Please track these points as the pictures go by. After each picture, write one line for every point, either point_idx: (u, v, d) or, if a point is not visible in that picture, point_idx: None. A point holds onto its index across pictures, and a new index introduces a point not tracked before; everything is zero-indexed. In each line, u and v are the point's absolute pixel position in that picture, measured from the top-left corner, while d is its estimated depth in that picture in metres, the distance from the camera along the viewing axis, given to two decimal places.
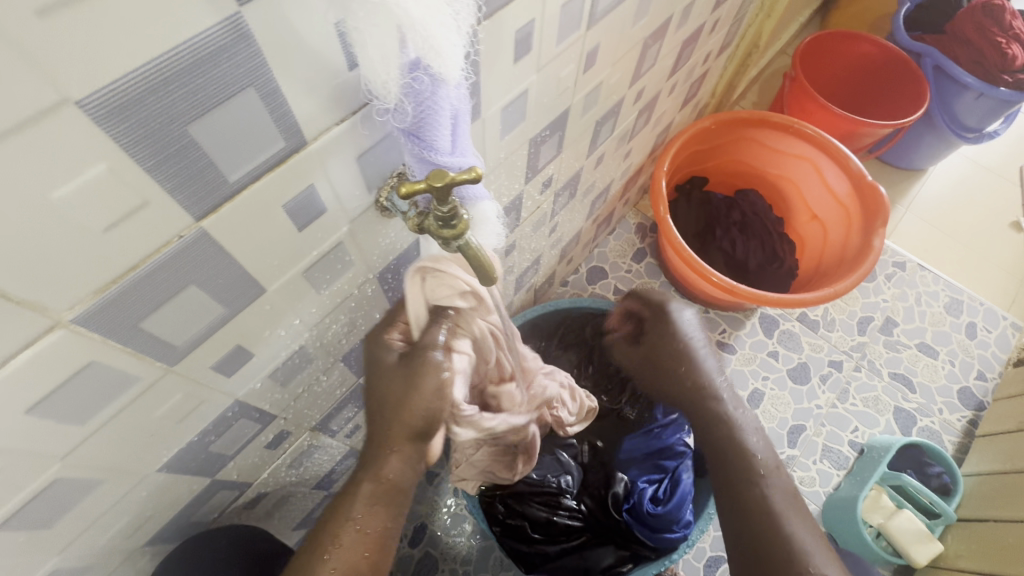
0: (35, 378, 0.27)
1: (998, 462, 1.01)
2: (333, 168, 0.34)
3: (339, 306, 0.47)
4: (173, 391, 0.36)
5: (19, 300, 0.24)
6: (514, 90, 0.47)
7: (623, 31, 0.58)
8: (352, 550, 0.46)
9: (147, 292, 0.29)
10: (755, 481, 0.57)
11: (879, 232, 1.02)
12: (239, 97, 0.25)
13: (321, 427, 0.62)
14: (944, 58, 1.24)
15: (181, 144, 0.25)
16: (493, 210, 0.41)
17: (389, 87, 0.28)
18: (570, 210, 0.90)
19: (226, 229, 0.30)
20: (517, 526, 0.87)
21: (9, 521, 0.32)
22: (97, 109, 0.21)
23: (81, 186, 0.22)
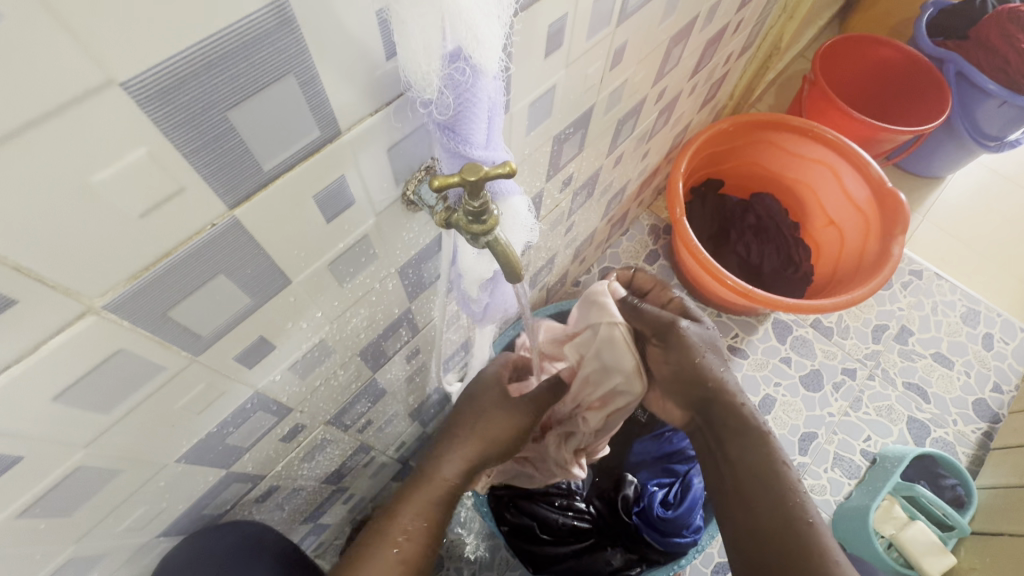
0: (67, 364, 0.27)
1: (1013, 476, 1.00)
2: (364, 160, 0.33)
3: (360, 300, 0.46)
4: (196, 382, 0.35)
5: (54, 284, 0.23)
6: (542, 86, 0.46)
7: (650, 29, 0.57)
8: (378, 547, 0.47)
9: (178, 280, 0.28)
10: (792, 489, 0.51)
11: (898, 240, 1.00)
12: (279, 84, 0.25)
13: (335, 421, 0.61)
14: (966, 65, 1.23)
15: (220, 131, 0.24)
16: (522, 207, 0.40)
17: (429, 79, 0.28)
18: (587, 209, 0.90)
19: (257, 218, 0.30)
20: (524, 526, 0.86)
21: (31, 508, 0.32)
22: (141, 91, 0.21)
23: (120, 170, 0.22)
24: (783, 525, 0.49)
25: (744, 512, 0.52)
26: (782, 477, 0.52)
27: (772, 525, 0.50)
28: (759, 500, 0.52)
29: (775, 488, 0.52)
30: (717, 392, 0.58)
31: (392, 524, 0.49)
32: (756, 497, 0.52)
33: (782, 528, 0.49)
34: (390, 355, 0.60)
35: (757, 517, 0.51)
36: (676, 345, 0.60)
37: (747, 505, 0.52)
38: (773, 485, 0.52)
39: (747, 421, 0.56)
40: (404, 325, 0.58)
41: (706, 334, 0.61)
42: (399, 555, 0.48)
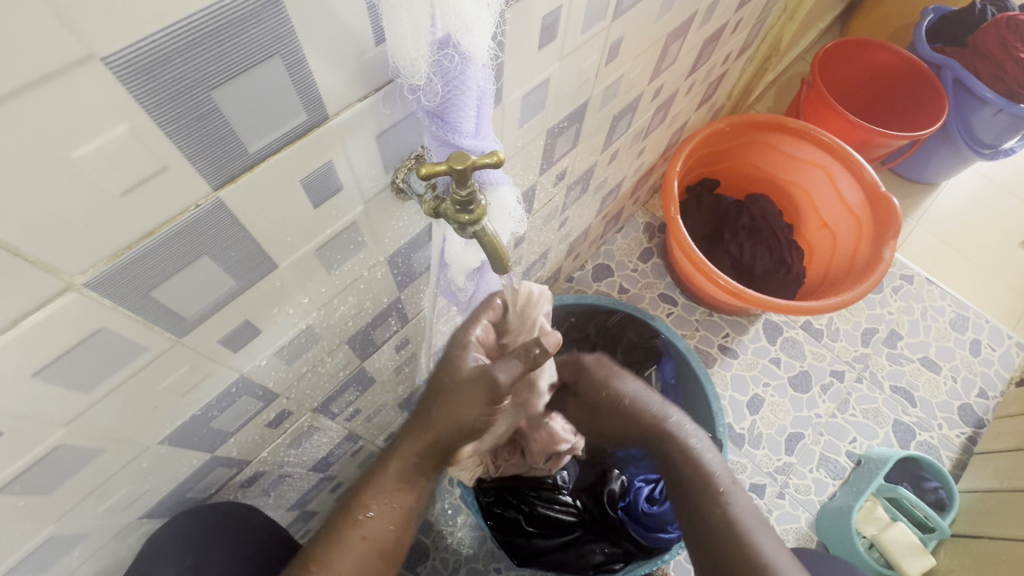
0: (47, 341, 0.27)
1: (995, 480, 1.01)
2: (352, 146, 0.33)
3: (349, 288, 0.46)
4: (179, 364, 0.36)
5: (34, 260, 0.23)
6: (536, 78, 0.46)
7: (646, 25, 0.57)
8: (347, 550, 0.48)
9: (162, 259, 0.28)
10: (716, 502, 0.61)
11: (890, 244, 1.01)
12: (265, 65, 0.25)
13: (322, 409, 0.62)
14: (963, 72, 1.23)
15: (204, 110, 0.24)
16: (511, 197, 0.40)
17: (417, 65, 0.28)
18: (581, 205, 0.90)
19: (242, 201, 0.30)
20: (509, 520, 0.87)
21: (10, 485, 0.32)
22: (123, 66, 0.21)
23: (103, 145, 0.22)
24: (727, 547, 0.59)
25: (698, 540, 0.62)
26: (708, 494, 0.62)
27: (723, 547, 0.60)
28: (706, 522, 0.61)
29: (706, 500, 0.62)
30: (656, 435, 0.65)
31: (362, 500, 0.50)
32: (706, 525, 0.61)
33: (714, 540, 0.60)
34: (379, 344, 0.61)
35: (712, 541, 0.61)
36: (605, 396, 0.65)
37: (704, 534, 0.61)
38: (699, 498, 0.62)
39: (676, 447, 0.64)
40: (393, 314, 0.58)
41: (625, 377, 0.67)
42: (363, 533, 0.49)
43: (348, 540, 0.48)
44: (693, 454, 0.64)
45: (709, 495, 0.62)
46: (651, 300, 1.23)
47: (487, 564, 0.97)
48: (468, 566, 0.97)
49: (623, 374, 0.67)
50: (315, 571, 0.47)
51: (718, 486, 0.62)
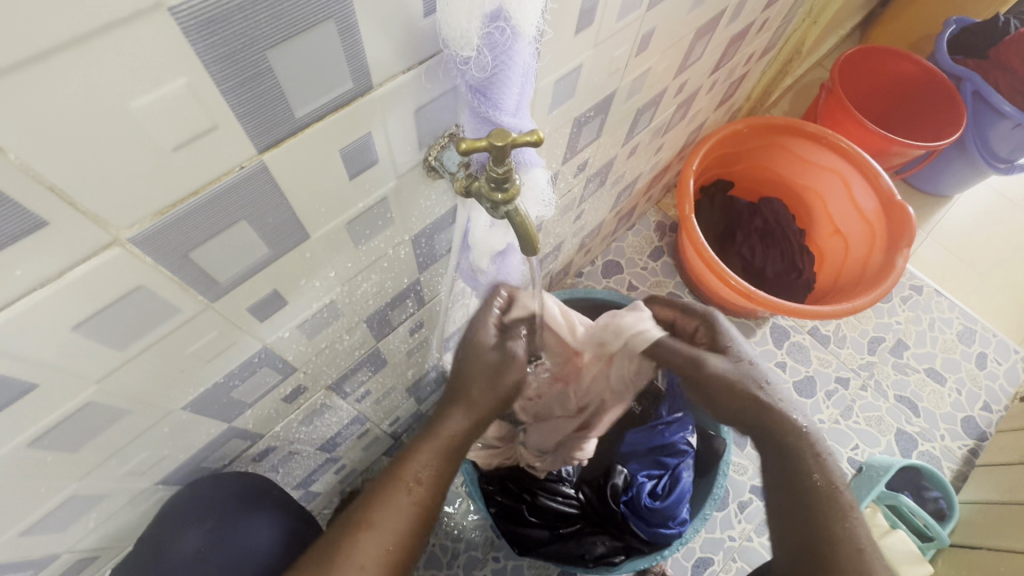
0: (88, 295, 0.27)
1: (996, 492, 1.02)
2: (392, 119, 0.33)
3: (372, 265, 0.47)
4: (208, 329, 0.36)
5: (84, 210, 0.23)
6: (569, 64, 0.46)
7: (679, 16, 0.57)
8: (395, 514, 0.48)
9: (203, 221, 0.28)
10: (846, 515, 0.54)
11: (903, 253, 1.01)
12: (320, 28, 0.25)
13: (335, 388, 0.62)
14: (984, 84, 1.23)
15: (259, 70, 0.24)
16: (542, 179, 0.40)
17: (467, 37, 0.28)
18: (597, 199, 0.90)
19: (284, 167, 0.30)
20: (511, 508, 0.88)
21: (40, 440, 0.32)
22: (187, 18, 0.21)
23: (159, 99, 0.22)
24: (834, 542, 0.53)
25: (797, 531, 0.55)
26: (832, 498, 0.55)
27: (829, 542, 0.53)
28: (818, 523, 0.54)
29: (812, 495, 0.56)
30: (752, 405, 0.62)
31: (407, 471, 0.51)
32: (812, 522, 0.54)
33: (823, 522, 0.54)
34: (395, 325, 0.61)
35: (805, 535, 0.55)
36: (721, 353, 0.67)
37: (804, 526, 0.55)
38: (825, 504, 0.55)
39: (800, 442, 0.59)
40: (411, 297, 0.58)
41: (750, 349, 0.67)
42: (413, 498, 0.49)
43: (397, 504, 0.49)
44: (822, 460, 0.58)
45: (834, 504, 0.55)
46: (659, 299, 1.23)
47: (486, 553, 0.98)
48: (467, 553, 0.98)
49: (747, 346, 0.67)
50: (365, 531, 0.47)
51: (843, 498, 0.55)
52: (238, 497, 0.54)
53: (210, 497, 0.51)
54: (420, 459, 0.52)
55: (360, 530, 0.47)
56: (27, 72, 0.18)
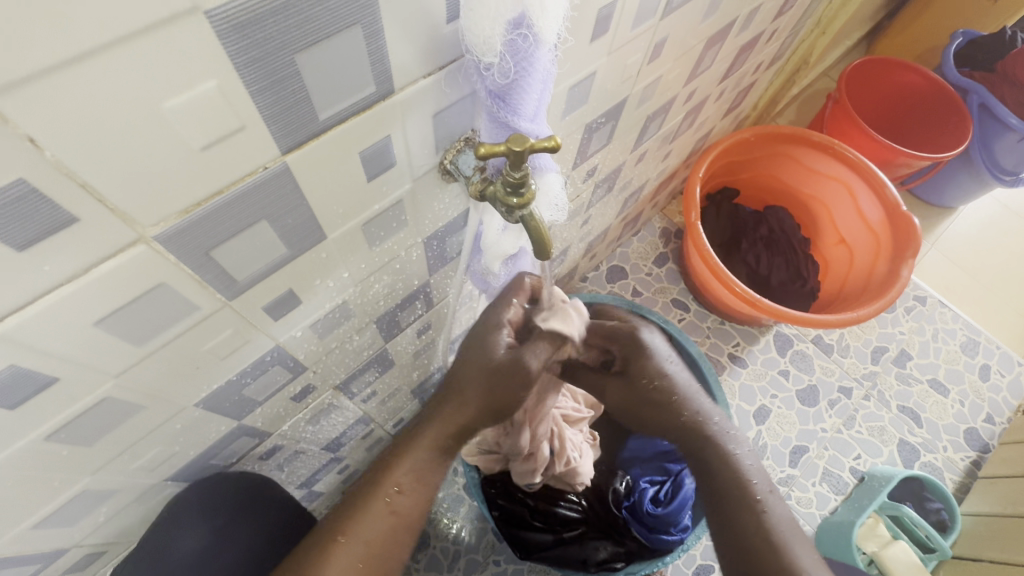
0: (112, 291, 0.27)
1: (998, 505, 1.01)
2: (411, 122, 0.34)
3: (384, 267, 0.47)
4: (225, 327, 0.36)
5: (113, 208, 0.24)
6: (584, 71, 0.46)
7: (691, 25, 0.58)
8: (375, 523, 0.47)
9: (226, 220, 0.29)
10: (754, 510, 0.54)
11: (908, 263, 1.01)
12: (347, 33, 0.25)
13: (342, 388, 0.62)
14: (990, 97, 1.23)
15: (286, 73, 0.25)
16: (556, 184, 0.41)
17: (490, 43, 0.28)
18: (604, 204, 0.90)
19: (306, 168, 0.30)
20: (514, 513, 0.88)
21: (58, 433, 0.33)
22: (222, 21, 0.21)
23: (192, 99, 0.22)
24: (759, 544, 0.52)
25: (726, 534, 0.55)
26: (744, 491, 0.55)
27: (754, 545, 0.52)
28: (739, 523, 0.54)
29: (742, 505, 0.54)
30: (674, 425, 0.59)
31: (387, 477, 0.49)
32: (736, 520, 0.54)
33: (738, 523, 0.54)
34: (403, 326, 0.61)
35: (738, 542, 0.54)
36: (637, 369, 0.59)
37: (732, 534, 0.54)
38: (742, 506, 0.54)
39: (705, 445, 0.58)
40: (419, 298, 0.58)
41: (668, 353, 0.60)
42: (391, 506, 0.48)
43: (377, 511, 0.48)
44: (732, 457, 0.57)
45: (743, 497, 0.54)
46: (663, 305, 1.23)
47: (487, 556, 0.98)
48: (468, 556, 0.98)
49: (661, 351, 0.60)
50: (339, 541, 0.46)
51: (754, 493, 0.55)
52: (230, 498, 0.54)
53: (205, 497, 0.52)
54: (404, 464, 0.50)
55: (335, 541, 0.46)
56: (69, 72, 0.19)
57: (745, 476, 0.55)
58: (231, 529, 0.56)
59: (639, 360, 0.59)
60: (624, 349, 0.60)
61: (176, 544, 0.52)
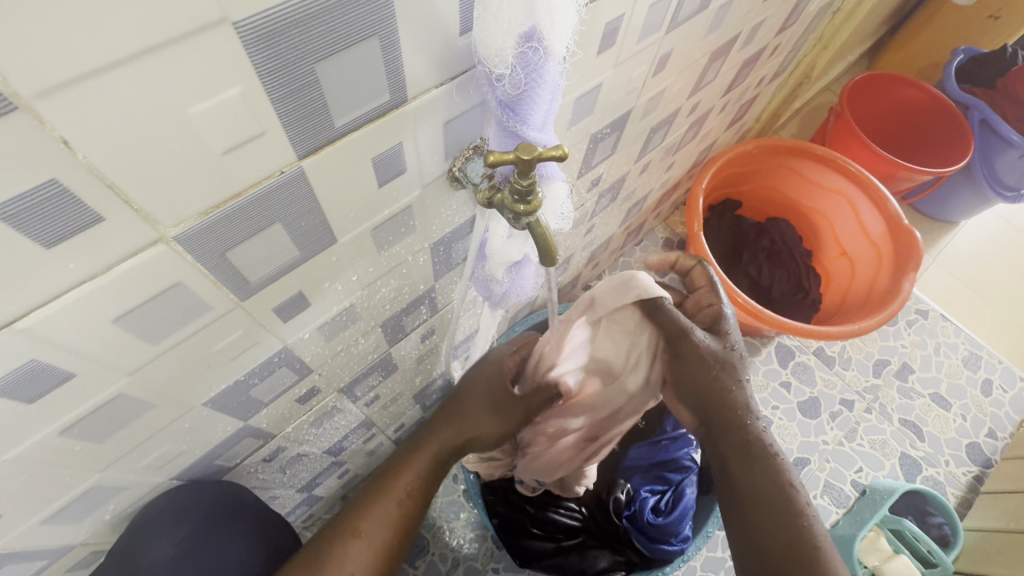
0: (130, 289, 0.28)
1: (1001, 520, 1.01)
2: (423, 130, 0.35)
3: (391, 272, 0.48)
4: (235, 327, 0.37)
5: (137, 208, 0.25)
6: (590, 83, 0.48)
7: (695, 40, 0.59)
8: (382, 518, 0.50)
9: (242, 222, 0.30)
10: (800, 513, 0.48)
11: (910, 276, 1.01)
12: (365, 44, 0.26)
13: (346, 391, 0.63)
14: (991, 113, 1.24)
15: (306, 81, 0.26)
16: (562, 192, 0.42)
17: (502, 55, 0.29)
18: (608, 214, 0.91)
19: (321, 173, 0.31)
20: (513, 520, 0.89)
21: (70, 429, 0.33)
22: (248, 32, 0.22)
23: (216, 105, 0.23)
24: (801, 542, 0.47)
25: (756, 527, 0.49)
26: (791, 499, 0.49)
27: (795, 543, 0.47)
28: (779, 526, 0.48)
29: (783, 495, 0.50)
30: (732, 403, 0.55)
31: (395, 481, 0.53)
32: (770, 522, 0.49)
33: (777, 525, 0.48)
34: (408, 331, 0.62)
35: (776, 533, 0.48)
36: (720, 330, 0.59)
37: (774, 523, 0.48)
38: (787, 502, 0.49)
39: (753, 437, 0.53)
40: (425, 303, 0.59)
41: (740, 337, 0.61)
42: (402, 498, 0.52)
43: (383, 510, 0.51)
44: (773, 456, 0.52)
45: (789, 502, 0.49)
46: None
47: (486, 564, 0.97)
48: (466, 564, 0.97)
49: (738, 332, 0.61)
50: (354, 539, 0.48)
51: (800, 497, 0.50)
52: (220, 506, 0.52)
53: (197, 502, 0.50)
54: (408, 472, 0.54)
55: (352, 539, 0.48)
56: (102, 78, 0.20)
57: (788, 478, 0.51)
58: (205, 546, 0.50)
59: (722, 325, 0.60)
60: (710, 314, 0.62)
61: (149, 556, 0.47)
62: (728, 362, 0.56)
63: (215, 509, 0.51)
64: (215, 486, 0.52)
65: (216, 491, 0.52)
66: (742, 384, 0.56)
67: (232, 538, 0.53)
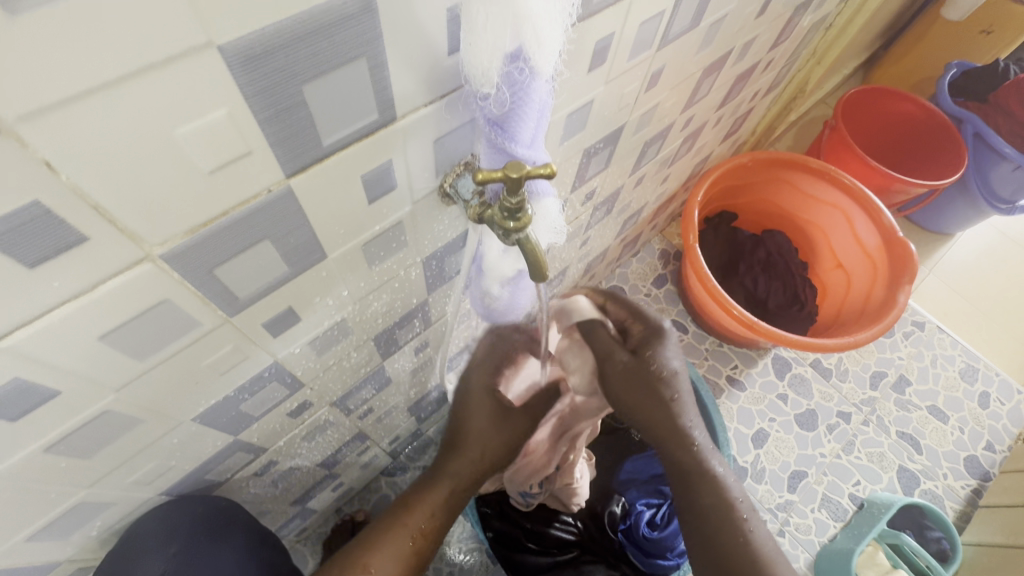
0: (116, 307, 0.28)
1: (1000, 534, 1.00)
2: (412, 148, 0.35)
3: (383, 286, 0.48)
4: (224, 343, 0.37)
5: (122, 226, 0.25)
6: (582, 99, 0.48)
7: (686, 57, 0.60)
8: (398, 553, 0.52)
9: (229, 240, 0.30)
10: (738, 529, 0.54)
11: (906, 289, 1.01)
12: (353, 64, 0.27)
13: (339, 404, 0.62)
14: (984, 126, 1.26)
15: (293, 102, 0.26)
16: (553, 209, 0.42)
17: (489, 75, 0.29)
18: (603, 226, 0.91)
19: (310, 191, 0.31)
20: (508, 534, 0.87)
21: (55, 446, 0.33)
22: (233, 54, 0.22)
23: (202, 126, 0.23)
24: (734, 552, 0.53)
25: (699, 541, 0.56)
26: (729, 516, 0.54)
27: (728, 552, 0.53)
28: (725, 545, 0.54)
29: (722, 510, 0.55)
30: (671, 426, 0.57)
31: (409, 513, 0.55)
32: (716, 538, 0.54)
33: (722, 543, 0.54)
34: (401, 344, 0.62)
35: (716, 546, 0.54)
36: (648, 351, 0.59)
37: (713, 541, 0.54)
38: (724, 520, 0.54)
39: (697, 461, 0.57)
40: (418, 316, 0.59)
41: (678, 352, 0.61)
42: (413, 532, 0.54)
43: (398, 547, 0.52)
44: (716, 477, 0.56)
45: (730, 520, 0.54)
46: None
47: None
48: None
49: (675, 348, 0.61)
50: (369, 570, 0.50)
51: (739, 512, 0.55)
52: (210, 522, 0.51)
53: (188, 517, 0.49)
54: (423, 506, 0.56)
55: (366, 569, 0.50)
56: (87, 101, 0.20)
57: (729, 495, 0.56)
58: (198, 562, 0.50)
59: (653, 345, 0.60)
60: (644, 332, 0.62)
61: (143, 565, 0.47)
62: (660, 385, 0.57)
63: (206, 524, 0.51)
64: (206, 501, 0.52)
65: (207, 505, 0.52)
66: (677, 402, 0.58)
67: (227, 554, 0.52)
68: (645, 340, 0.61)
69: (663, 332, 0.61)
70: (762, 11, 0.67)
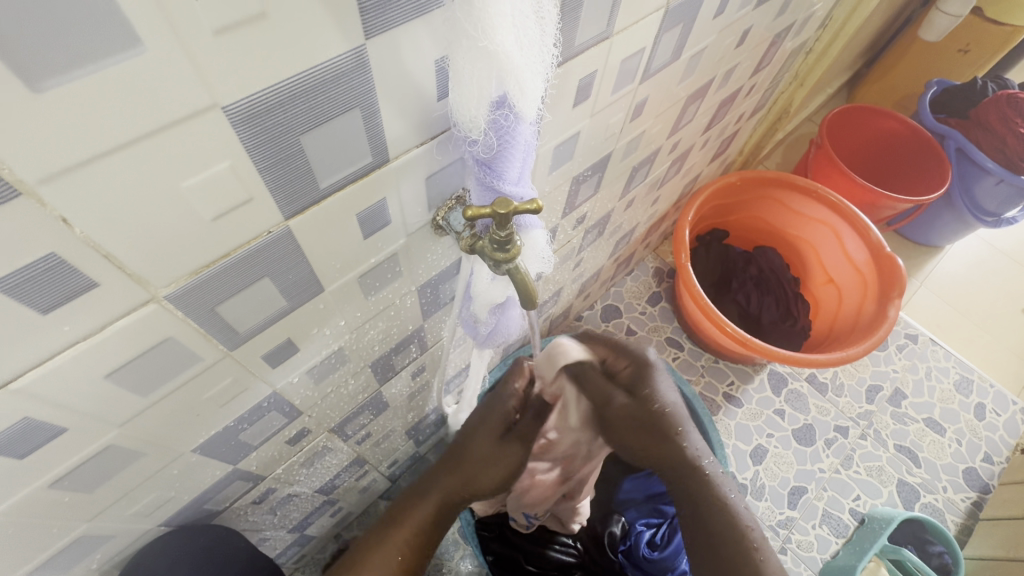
0: (122, 346, 0.29)
1: (1001, 548, 1.00)
2: (405, 186, 0.37)
3: (379, 314, 0.49)
4: (224, 376, 0.38)
5: (131, 272, 0.26)
6: (568, 131, 0.50)
7: (669, 87, 0.62)
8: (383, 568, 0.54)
9: (229, 281, 0.31)
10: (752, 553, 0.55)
11: (895, 303, 1.03)
12: (348, 114, 0.29)
13: (337, 430, 0.63)
14: (966, 142, 1.28)
15: (292, 151, 0.28)
16: (541, 239, 0.43)
17: (475, 121, 0.31)
18: (596, 247, 0.93)
19: (307, 230, 0.33)
20: (508, 557, 0.88)
21: (60, 481, 0.34)
22: (236, 113, 0.24)
23: (206, 178, 0.25)
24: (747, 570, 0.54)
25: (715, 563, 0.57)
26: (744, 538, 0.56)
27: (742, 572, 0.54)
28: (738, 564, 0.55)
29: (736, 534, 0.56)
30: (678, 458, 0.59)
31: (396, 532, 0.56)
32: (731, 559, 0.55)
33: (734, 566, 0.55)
34: (398, 369, 0.63)
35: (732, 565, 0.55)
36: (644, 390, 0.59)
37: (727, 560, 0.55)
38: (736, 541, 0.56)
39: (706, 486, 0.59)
40: (414, 342, 0.60)
41: (667, 379, 0.62)
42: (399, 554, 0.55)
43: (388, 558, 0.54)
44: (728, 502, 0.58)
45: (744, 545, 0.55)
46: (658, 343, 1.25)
47: None
48: None
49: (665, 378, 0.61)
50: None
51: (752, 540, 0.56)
52: (209, 551, 0.52)
53: (191, 546, 0.50)
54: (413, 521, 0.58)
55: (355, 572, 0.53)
56: (99, 162, 0.21)
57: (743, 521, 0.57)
58: None
59: (646, 381, 0.59)
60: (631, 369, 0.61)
61: None
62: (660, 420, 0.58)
63: (205, 554, 0.51)
64: (207, 530, 0.52)
65: (209, 534, 0.52)
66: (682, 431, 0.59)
67: None
68: (636, 376, 0.60)
69: (649, 364, 0.61)
70: (742, 40, 0.70)
